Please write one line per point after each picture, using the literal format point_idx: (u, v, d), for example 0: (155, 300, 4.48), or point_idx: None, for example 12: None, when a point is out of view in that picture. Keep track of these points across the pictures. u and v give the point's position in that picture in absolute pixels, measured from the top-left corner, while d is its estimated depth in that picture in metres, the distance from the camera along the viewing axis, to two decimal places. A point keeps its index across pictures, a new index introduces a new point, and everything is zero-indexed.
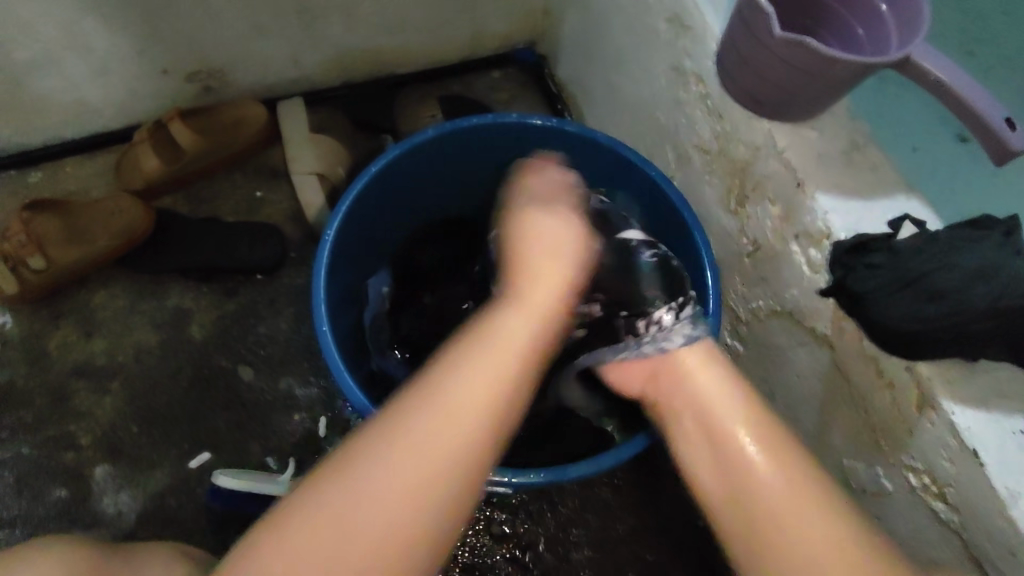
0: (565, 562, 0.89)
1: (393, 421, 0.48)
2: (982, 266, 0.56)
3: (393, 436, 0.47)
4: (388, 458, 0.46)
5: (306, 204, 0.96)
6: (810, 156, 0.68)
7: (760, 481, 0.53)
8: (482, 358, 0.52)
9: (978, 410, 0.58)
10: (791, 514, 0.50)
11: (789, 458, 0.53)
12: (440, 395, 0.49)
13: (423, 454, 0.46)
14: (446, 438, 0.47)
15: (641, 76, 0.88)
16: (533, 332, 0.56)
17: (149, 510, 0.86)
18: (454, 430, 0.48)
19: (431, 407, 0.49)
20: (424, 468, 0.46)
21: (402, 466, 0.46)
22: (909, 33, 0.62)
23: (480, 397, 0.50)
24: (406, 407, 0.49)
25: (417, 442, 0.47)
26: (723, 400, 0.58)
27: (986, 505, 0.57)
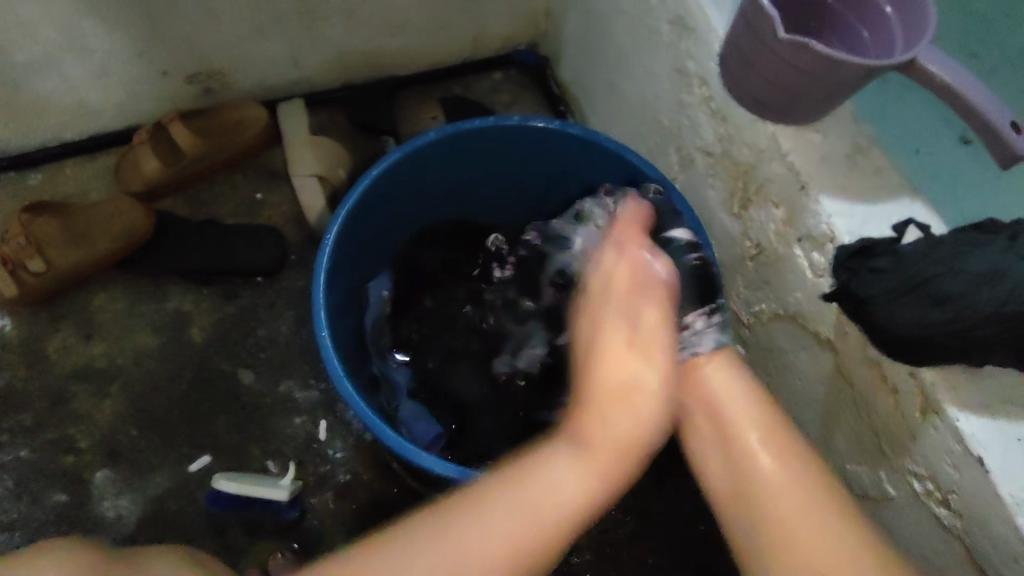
0: (566, 567, 0.88)
1: (455, 518, 0.47)
2: (991, 268, 0.56)
3: (444, 533, 0.46)
4: (442, 557, 0.45)
5: (306, 206, 0.95)
6: (814, 159, 0.68)
7: (767, 482, 0.52)
8: (551, 475, 0.48)
9: (983, 416, 0.58)
10: (790, 508, 0.51)
11: (769, 438, 0.55)
12: (510, 491, 0.47)
13: (483, 552, 0.46)
14: (497, 547, 0.46)
15: (643, 78, 0.88)
16: (656, 398, 0.50)
17: (149, 514, 0.86)
18: (513, 534, 0.46)
19: (500, 507, 0.47)
20: (478, 566, 0.45)
21: (450, 564, 0.45)
22: (915, 36, 0.61)
23: (552, 497, 0.47)
24: (458, 508, 0.47)
25: (474, 544, 0.46)
26: (737, 402, 0.58)
27: (991, 513, 0.57)
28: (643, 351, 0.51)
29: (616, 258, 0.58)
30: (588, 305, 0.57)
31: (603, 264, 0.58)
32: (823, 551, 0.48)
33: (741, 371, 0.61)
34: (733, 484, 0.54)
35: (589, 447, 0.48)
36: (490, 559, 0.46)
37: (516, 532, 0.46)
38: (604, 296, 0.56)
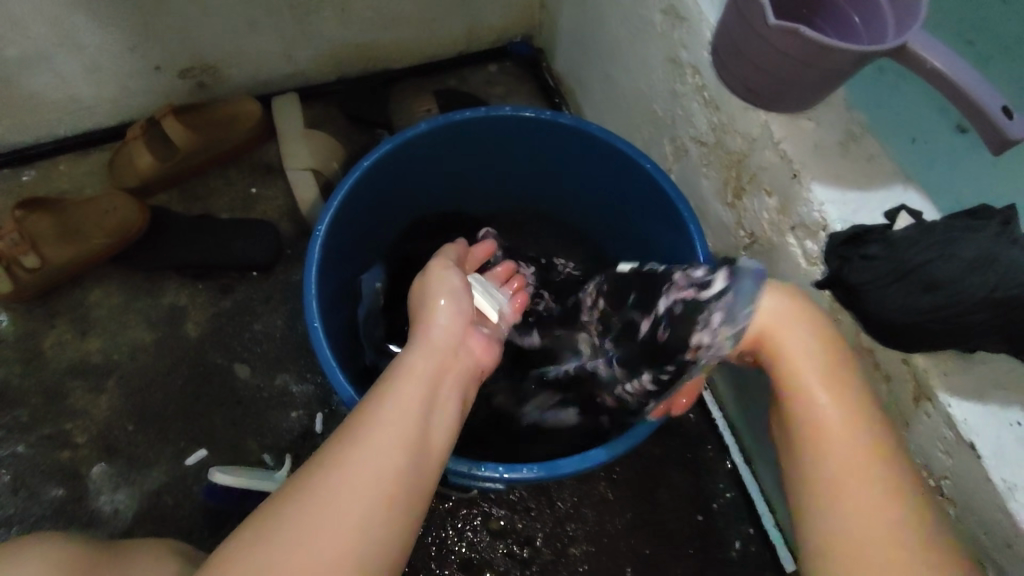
0: (563, 557, 0.89)
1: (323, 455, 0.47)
2: (983, 254, 0.55)
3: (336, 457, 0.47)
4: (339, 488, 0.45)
5: (301, 197, 0.95)
6: (806, 146, 0.67)
7: (840, 478, 0.49)
8: (389, 412, 0.50)
9: (975, 402, 0.58)
10: (847, 498, 0.49)
11: (848, 434, 0.51)
12: (370, 432, 0.48)
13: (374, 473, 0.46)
14: (385, 471, 0.47)
15: (636, 67, 0.88)
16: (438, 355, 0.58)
17: (146, 508, 0.86)
18: (390, 465, 0.47)
19: (365, 435, 0.48)
20: (376, 493, 0.46)
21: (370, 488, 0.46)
22: (907, 21, 0.61)
23: (394, 438, 0.48)
24: (335, 449, 0.48)
25: (359, 467, 0.46)
26: (834, 403, 0.53)
27: (984, 497, 0.57)
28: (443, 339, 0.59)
29: (435, 277, 0.66)
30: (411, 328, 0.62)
31: (414, 281, 0.68)
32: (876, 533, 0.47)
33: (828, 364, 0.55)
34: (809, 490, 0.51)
35: (414, 372, 0.54)
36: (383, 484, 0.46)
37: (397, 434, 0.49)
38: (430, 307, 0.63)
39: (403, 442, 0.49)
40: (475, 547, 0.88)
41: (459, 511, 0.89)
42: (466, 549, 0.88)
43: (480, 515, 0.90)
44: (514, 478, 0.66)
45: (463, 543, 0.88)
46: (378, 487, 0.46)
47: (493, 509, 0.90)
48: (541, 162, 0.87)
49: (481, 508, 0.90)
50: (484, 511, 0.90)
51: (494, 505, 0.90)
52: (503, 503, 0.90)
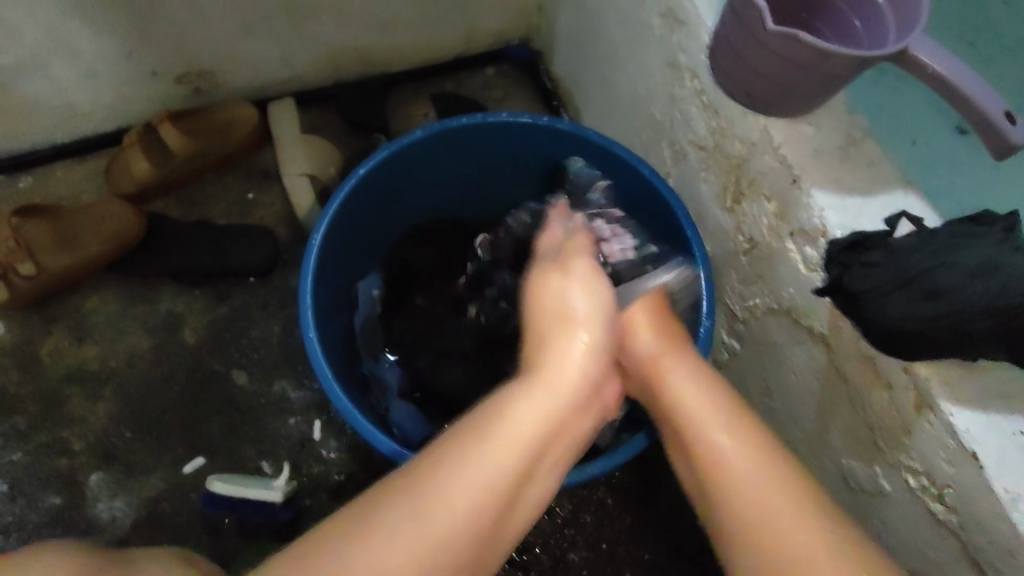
0: (562, 563, 0.88)
1: (451, 445, 0.46)
2: (985, 261, 0.55)
3: (429, 479, 0.45)
4: (435, 519, 0.43)
5: (297, 203, 0.94)
6: (806, 151, 0.67)
7: (726, 468, 0.52)
8: (514, 413, 0.49)
9: (977, 410, 0.57)
10: (762, 505, 0.49)
11: (720, 419, 0.55)
12: (495, 440, 0.47)
13: (461, 502, 0.44)
14: (484, 493, 0.45)
15: (634, 71, 0.87)
16: (590, 354, 0.55)
17: (143, 516, 0.86)
18: (495, 468, 0.46)
19: (492, 441, 0.47)
20: (476, 500, 0.45)
21: (453, 528, 0.43)
22: (908, 25, 0.60)
23: (510, 453, 0.47)
24: (451, 439, 0.47)
25: (479, 472, 0.45)
26: (703, 401, 0.57)
27: (986, 508, 0.56)
28: (566, 325, 0.57)
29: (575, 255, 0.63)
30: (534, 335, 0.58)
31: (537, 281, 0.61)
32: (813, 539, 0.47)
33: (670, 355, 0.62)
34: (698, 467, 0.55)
35: (551, 386, 0.52)
36: (468, 512, 0.44)
37: (499, 475, 0.46)
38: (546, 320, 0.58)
39: (522, 441, 0.48)
40: None
41: None
42: None
43: None
44: None
45: None
46: (455, 526, 0.44)
47: None
48: (539, 167, 0.86)
49: None
50: None
51: None
52: None
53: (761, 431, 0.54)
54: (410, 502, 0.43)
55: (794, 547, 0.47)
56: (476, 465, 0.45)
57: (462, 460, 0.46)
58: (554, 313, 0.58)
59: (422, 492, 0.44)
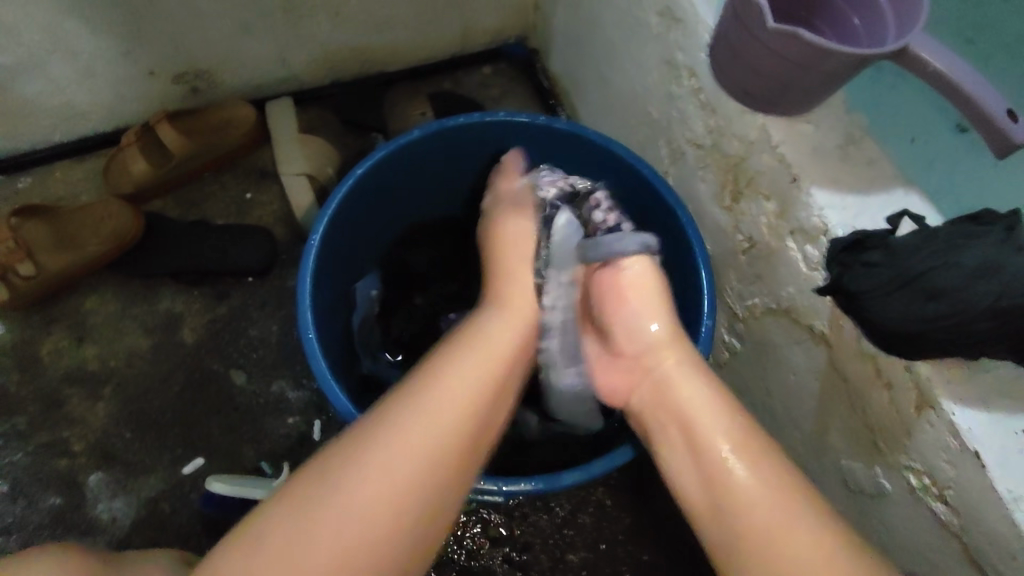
0: (562, 563, 0.88)
1: (360, 445, 0.50)
2: (984, 262, 0.54)
3: (354, 457, 0.50)
4: (332, 520, 0.47)
5: (295, 203, 0.94)
6: (806, 150, 0.66)
7: (743, 502, 0.52)
8: (405, 423, 0.51)
9: (980, 410, 0.57)
10: (776, 531, 0.50)
11: (729, 447, 0.54)
12: (383, 446, 0.50)
13: (391, 484, 0.49)
14: (416, 472, 0.50)
15: (632, 69, 0.87)
16: (521, 334, 0.63)
17: (143, 516, 0.86)
18: (395, 459, 0.50)
19: (412, 413, 0.52)
20: (399, 484, 0.49)
21: (393, 482, 0.49)
22: (908, 23, 0.60)
23: (404, 458, 0.50)
24: (362, 440, 0.51)
25: (384, 458, 0.50)
26: (704, 411, 0.57)
27: (987, 509, 0.56)
28: (485, 350, 0.59)
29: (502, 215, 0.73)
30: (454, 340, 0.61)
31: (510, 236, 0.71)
32: (824, 572, 0.48)
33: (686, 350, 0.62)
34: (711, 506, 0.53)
35: (487, 347, 0.60)
36: (394, 488, 0.49)
37: (421, 462, 0.50)
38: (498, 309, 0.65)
39: (445, 426, 0.52)
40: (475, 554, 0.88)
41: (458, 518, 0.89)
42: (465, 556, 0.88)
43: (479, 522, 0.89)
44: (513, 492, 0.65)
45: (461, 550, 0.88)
46: (395, 484, 0.49)
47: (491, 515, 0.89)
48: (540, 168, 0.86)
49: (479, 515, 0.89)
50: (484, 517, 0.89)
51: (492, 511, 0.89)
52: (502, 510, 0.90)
53: (733, 415, 0.56)
54: (326, 493, 0.48)
55: (787, 571, 0.49)
56: (386, 455, 0.50)
57: (385, 439, 0.51)
58: (493, 295, 0.68)
59: (330, 489, 0.48)
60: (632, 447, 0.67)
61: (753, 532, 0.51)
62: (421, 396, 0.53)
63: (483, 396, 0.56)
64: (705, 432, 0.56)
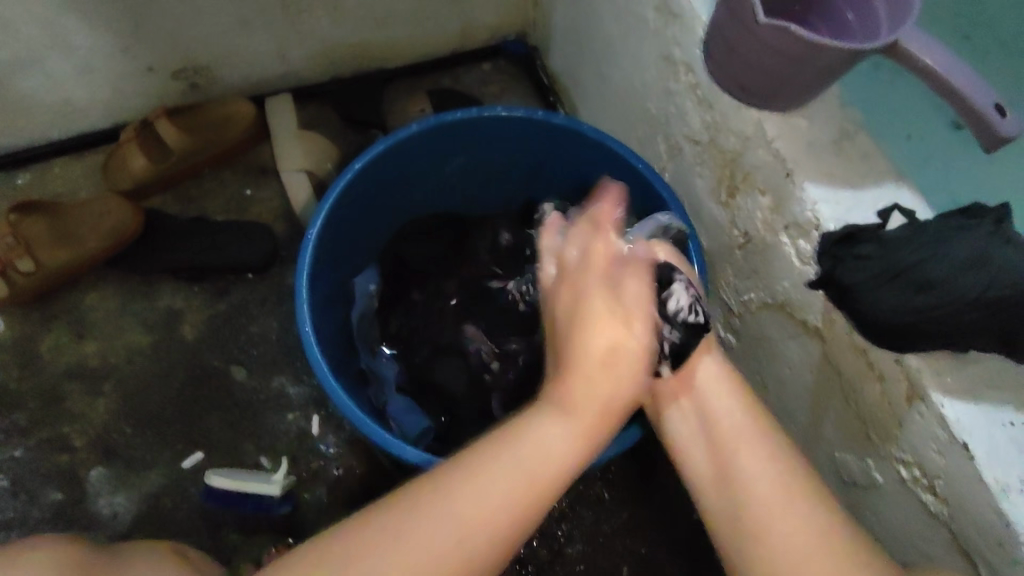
0: (560, 556, 0.89)
1: (442, 490, 0.47)
2: (975, 254, 0.55)
3: (467, 482, 0.47)
4: (420, 537, 0.45)
5: (293, 199, 0.96)
6: (799, 145, 0.67)
7: (749, 480, 0.52)
8: (546, 437, 0.49)
9: (967, 401, 0.57)
10: (767, 512, 0.50)
11: (756, 437, 0.54)
12: (473, 500, 0.46)
13: (483, 513, 0.46)
14: (497, 505, 0.46)
15: (630, 66, 0.87)
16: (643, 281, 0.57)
17: (144, 510, 0.87)
18: (499, 498, 0.47)
19: (513, 461, 0.48)
20: (482, 522, 0.46)
21: (505, 492, 0.47)
22: (899, 18, 0.60)
23: (539, 453, 0.49)
24: (474, 464, 0.48)
25: (498, 490, 0.47)
26: (724, 405, 0.57)
27: (976, 499, 0.57)
28: (635, 268, 0.58)
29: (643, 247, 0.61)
30: (581, 268, 0.57)
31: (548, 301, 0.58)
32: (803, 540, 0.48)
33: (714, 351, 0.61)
34: (720, 482, 0.53)
35: (591, 376, 0.51)
36: (511, 511, 0.47)
37: (508, 505, 0.47)
38: (604, 259, 0.58)
39: (620, 399, 0.52)
40: None
41: None
42: None
43: None
44: None
45: None
46: (500, 517, 0.46)
47: None
48: (534, 162, 0.86)
49: None
50: None
51: None
52: None
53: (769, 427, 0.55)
54: (410, 521, 0.46)
55: (779, 547, 0.48)
56: (484, 489, 0.47)
57: (457, 484, 0.47)
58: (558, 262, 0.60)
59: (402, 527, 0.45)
60: (641, 425, 0.69)
61: (756, 521, 0.50)
62: (513, 481, 0.47)
63: (564, 472, 0.49)
64: (721, 426, 0.56)
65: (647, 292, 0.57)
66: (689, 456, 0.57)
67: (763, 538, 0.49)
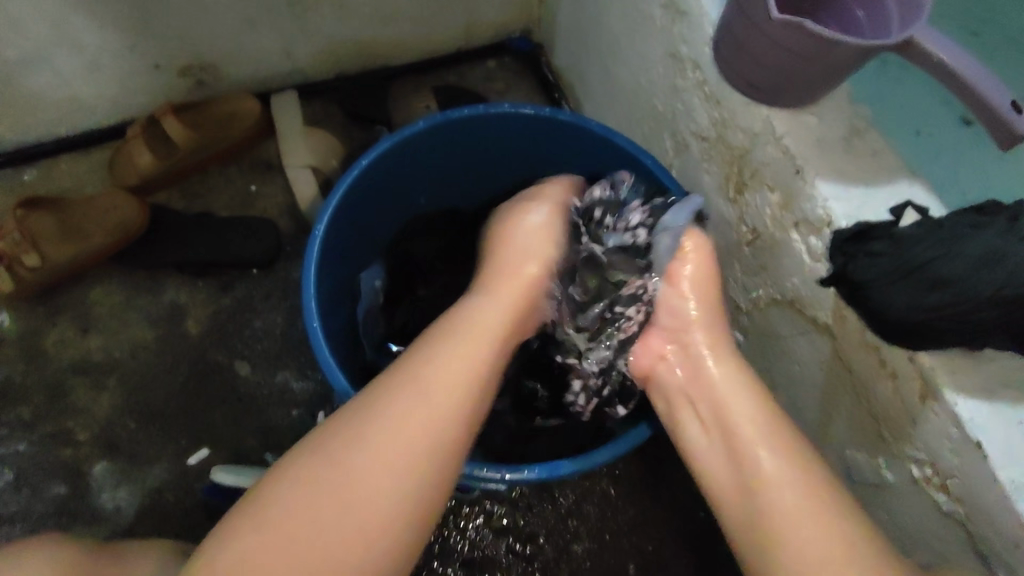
0: (565, 554, 0.88)
1: (317, 468, 0.50)
2: (990, 250, 0.55)
3: (341, 458, 0.50)
4: (308, 515, 0.48)
5: (300, 195, 0.95)
6: (809, 141, 0.66)
7: (769, 485, 0.52)
8: (402, 407, 0.52)
9: (982, 400, 0.57)
10: (794, 518, 0.49)
11: (772, 437, 0.54)
12: (325, 468, 0.49)
13: (383, 475, 0.49)
14: (367, 472, 0.49)
15: (637, 63, 0.87)
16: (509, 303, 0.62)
17: (147, 505, 0.86)
18: (389, 472, 0.50)
19: (365, 442, 0.50)
20: (385, 493, 0.49)
21: (404, 452, 0.50)
22: (911, 16, 0.60)
23: (406, 423, 0.51)
24: (348, 435, 0.51)
25: (422, 423, 0.52)
26: (746, 409, 0.57)
27: (990, 497, 0.56)
28: (532, 243, 0.66)
29: (503, 215, 0.70)
30: (492, 253, 0.67)
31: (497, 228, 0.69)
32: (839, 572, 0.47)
33: (736, 360, 0.61)
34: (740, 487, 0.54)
35: (473, 336, 0.58)
36: (400, 460, 0.50)
37: (402, 464, 0.50)
38: (514, 249, 0.66)
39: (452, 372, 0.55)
40: (478, 545, 0.88)
41: (462, 509, 0.89)
42: (468, 547, 0.88)
43: (481, 513, 0.89)
44: (516, 480, 0.65)
45: (464, 541, 0.88)
46: (404, 469, 0.50)
47: (495, 507, 0.89)
48: (541, 159, 0.86)
49: (483, 506, 0.89)
50: (487, 509, 0.89)
51: (495, 502, 0.89)
52: (505, 501, 0.90)
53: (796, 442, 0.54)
54: (287, 496, 0.49)
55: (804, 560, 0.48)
56: (378, 453, 0.50)
57: (332, 460, 0.50)
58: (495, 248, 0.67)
59: (260, 514, 0.48)
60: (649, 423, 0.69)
61: (778, 529, 0.50)
62: (327, 445, 0.51)
63: (453, 409, 0.53)
64: (740, 429, 0.56)
65: (537, 273, 0.64)
66: (708, 459, 0.58)
67: (784, 540, 0.49)
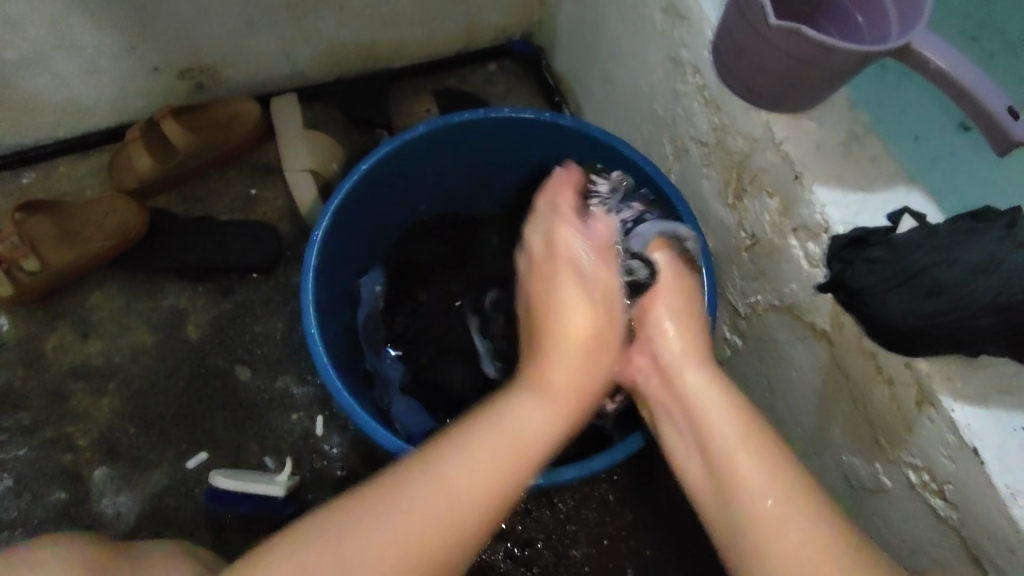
0: (564, 558, 0.89)
1: (349, 511, 0.45)
2: (988, 257, 0.55)
3: (376, 508, 0.44)
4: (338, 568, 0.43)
5: (300, 198, 0.95)
6: (808, 147, 0.66)
7: (743, 492, 0.51)
8: (452, 462, 0.46)
9: (978, 406, 0.57)
10: (771, 517, 0.49)
11: (753, 437, 0.54)
12: (359, 527, 0.44)
13: (426, 528, 0.44)
14: (407, 529, 0.44)
15: (638, 67, 0.87)
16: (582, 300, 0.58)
17: (147, 510, 0.87)
18: (431, 528, 0.44)
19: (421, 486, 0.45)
20: (422, 546, 0.44)
21: (447, 508, 0.45)
22: (910, 21, 0.60)
23: (460, 473, 0.46)
24: (387, 487, 0.45)
25: (465, 474, 0.46)
26: (718, 413, 0.57)
27: (986, 504, 0.56)
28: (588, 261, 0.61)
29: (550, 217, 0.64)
30: (532, 265, 0.62)
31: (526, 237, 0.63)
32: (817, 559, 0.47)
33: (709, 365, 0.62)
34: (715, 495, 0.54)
35: (538, 374, 0.53)
36: (442, 519, 0.44)
37: (441, 525, 0.44)
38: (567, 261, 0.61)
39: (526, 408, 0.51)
40: (477, 549, 0.88)
41: None
42: None
43: None
44: None
45: None
46: (448, 523, 0.45)
47: None
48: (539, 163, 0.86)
49: None
50: None
51: None
52: None
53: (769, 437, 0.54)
54: (310, 543, 0.44)
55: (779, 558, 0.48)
56: (415, 506, 0.44)
57: (370, 509, 0.44)
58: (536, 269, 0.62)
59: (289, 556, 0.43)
60: (642, 434, 0.69)
61: (753, 532, 0.49)
62: (363, 497, 0.45)
63: (514, 455, 0.48)
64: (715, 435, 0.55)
65: (588, 308, 0.58)
66: (687, 468, 0.58)
67: (761, 546, 0.49)
